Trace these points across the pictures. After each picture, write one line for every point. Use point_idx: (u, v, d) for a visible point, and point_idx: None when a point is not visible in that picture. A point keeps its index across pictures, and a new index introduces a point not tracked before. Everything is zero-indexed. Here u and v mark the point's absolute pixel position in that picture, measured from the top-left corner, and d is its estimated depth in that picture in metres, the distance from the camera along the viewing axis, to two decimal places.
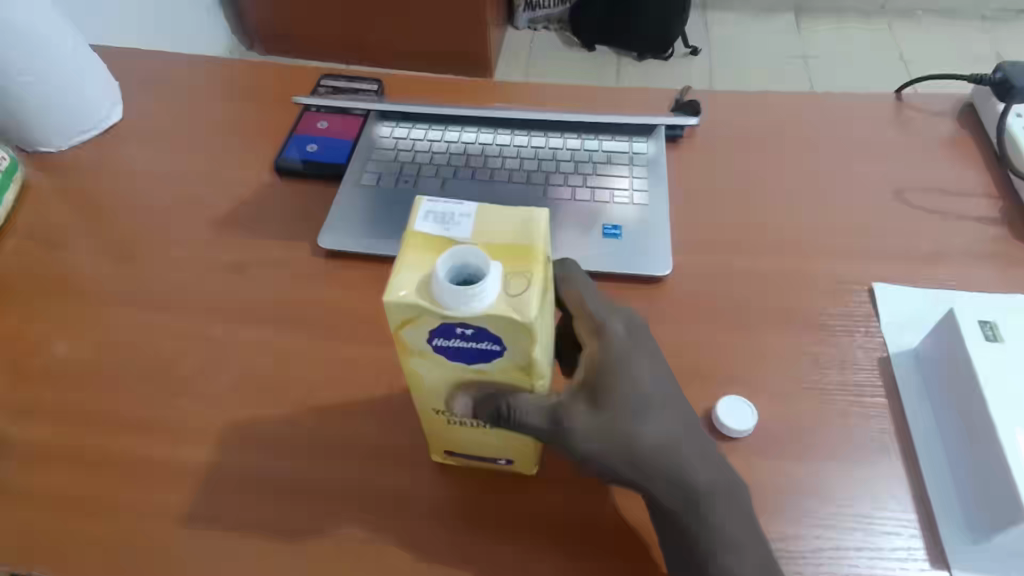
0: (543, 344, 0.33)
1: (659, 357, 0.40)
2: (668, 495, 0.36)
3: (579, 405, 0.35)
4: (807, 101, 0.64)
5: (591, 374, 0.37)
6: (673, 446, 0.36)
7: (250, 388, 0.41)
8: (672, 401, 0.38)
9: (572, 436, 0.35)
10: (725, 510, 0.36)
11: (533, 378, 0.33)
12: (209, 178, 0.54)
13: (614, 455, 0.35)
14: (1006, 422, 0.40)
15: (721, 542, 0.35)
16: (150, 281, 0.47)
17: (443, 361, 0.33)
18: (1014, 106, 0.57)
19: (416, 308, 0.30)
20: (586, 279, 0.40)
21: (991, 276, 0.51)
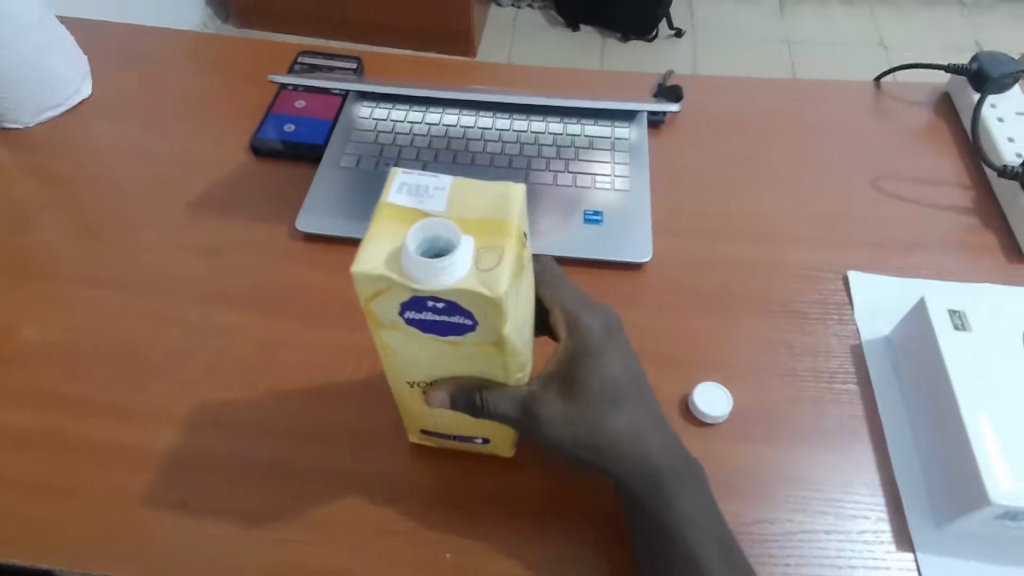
0: (522, 322, 0.30)
1: (632, 347, 0.39)
2: (635, 481, 0.36)
3: (554, 393, 0.35)
4: (790, 85, 0.62)
5: (562, 363, 0.36)
6: (641, 433, 0.37)
7: (228, 375, 0.44)
8: (640, 390, 0.38)
9: (543, 422, 0.35)
10: (691, 498, 0.36)
11: (513, 360, 0.31)
12: (182, 158, 0.57)
13: (585, 443, 0.35)
14: (970, 409, 0.37)
15: (683, 528, 0.35)
16: (141, 270, 0.50)
17: (416, 339, 0.30)
18: (990, 97, 0.57)
19: (382, 277, 0.27)
20: (560, 273, 0.39)
21: (961, 265, 0.49)
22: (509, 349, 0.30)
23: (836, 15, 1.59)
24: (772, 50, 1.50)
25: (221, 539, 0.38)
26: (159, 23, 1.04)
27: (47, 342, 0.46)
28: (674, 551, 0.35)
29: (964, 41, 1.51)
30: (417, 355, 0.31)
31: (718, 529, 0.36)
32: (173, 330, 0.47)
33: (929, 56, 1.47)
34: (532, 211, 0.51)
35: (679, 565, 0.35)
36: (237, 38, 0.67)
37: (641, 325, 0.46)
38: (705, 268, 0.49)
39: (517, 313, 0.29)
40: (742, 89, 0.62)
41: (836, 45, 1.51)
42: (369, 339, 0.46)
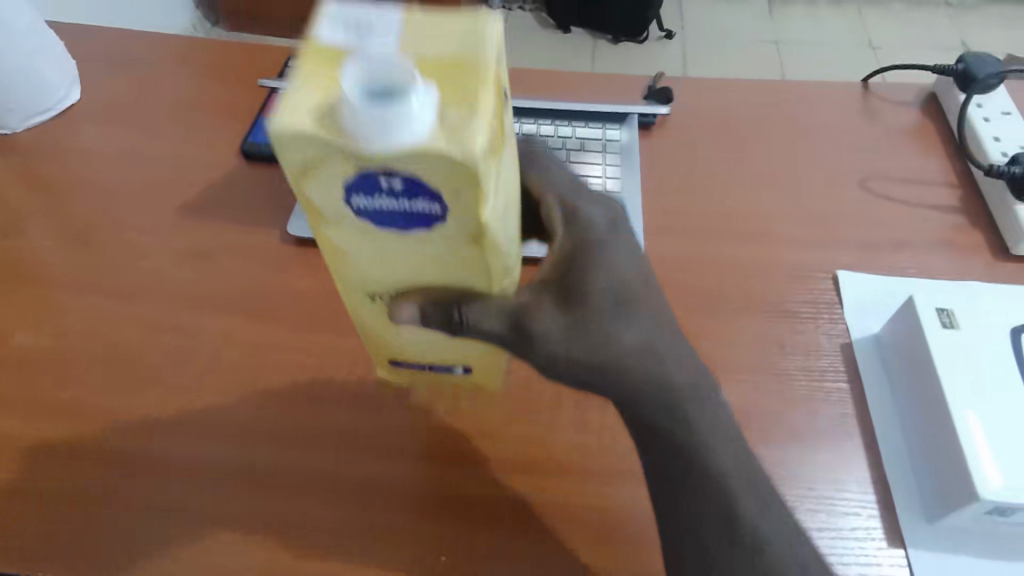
0: (501, 212, 0.27)
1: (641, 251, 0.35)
2: (646, 403, 0.33)
3: (547, 300, 0.31)
4: (779, 86, 0.62)
5: (557, 268, 0.32)
6: (649, 348, 0.33)
7: (221, 379, 0.44)
8: (653, 300, 0.34)
9: (534, 335, 0.31)
10: (707, 419, 0.34)
11: (491, 262, 0.28)
12: (172, 162, 0.57)
13: (583, 360, 0.32)
14: (959, 406, 0.38)
15: (700, 453, 0.34)
16: (133, 275, 0.50)
17: (373, 235, 0.28)
18: (976, 97, 0.57)
19: (319, 148, 0.24)
20: (553, 165, 0.35)
21: (949, 264, 0.50)
22: (487, 244, 0.27)
23: (825, 16, 1.61)
24: (762, 51, 1.51)
25: (214, 544, 0.38)
26: (150, 27, 1.04)
27: (37, 349, 0.46)
28: (693, 480, 0.33)
29: (951, 40, 1.52)
30: (382, 258, 0.29)
31: (735, 454, 0.34)
32: (166, 335, 0.46)
33: (917, 56, 1.49)
34: None
35: (695, 491, 0.33)
36: (227, 42, 0.67)
37: None
38: (697, 268, 0.49)
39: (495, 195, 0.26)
40: (732, 90, 0.62)
41: (825, 46, 1.52)
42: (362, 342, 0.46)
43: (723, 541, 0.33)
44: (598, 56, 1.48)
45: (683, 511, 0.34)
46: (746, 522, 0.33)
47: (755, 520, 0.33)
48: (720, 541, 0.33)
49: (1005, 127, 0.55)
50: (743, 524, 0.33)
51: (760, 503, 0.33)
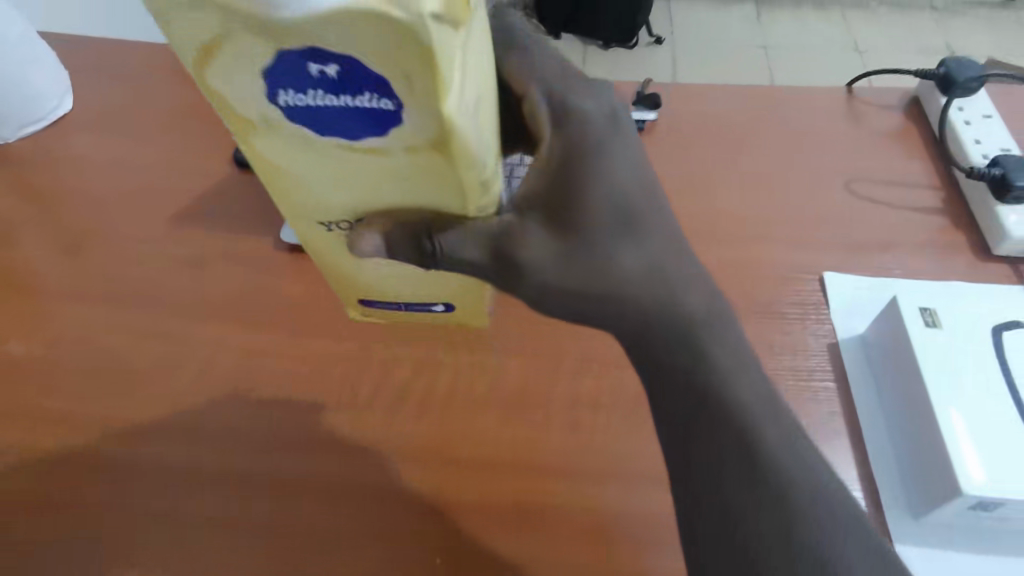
0: (470, 106, 0.25)
1: (647, 166, 0.36)
2: (645, 323, 0.35)
3: (535, 218, 0.32)
4: (765, 92, 0.63)
5: (550, 183, 0.33)
6: (652, 271, 0.35)
7: (215, 385, 0.44)
8: (657, 220, 0.36)
9: (523, 252, 0.32)
10: (722, 347, 0.35)
11: (462, 165, 0.26)
12: (165, 170, 0.57)
13: (586, 289, 0.34)
14: (942, 403, 0.39)
15: (724, 380, 0.34)
16: (126, 283, 0.50)
17: (319, 147, 0.27)
18: (958, 99, 0.59)
19: (236, 37, 0.23)
20: (539, 70, 0.36)
21: (932, 264, 0.50)
22: (455, 139, 0.25)
23: (812, 20, 1.63)
24: (751, 55, 1.53)
25: (208, 549, 0.38)
26: (145, 36, 1.05)
27: (30, 358, 0.46)
28: (710, 412, 0.33)
29: (936, 43, 1.55)
30: (336, 174, 0.28)
31: (756, 382, 0.35)
32: (159, 342, 0.47)
33: (903, 60, 1.51)
34: None
35: (709, 422, 0.33)
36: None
37: None
38: None
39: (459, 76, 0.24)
40: (719, 95, 0.63)
41: (812, 49, 1.54)
42: (355, 348, 0.46)
43: (744, 484, 0.32)
44: (589, 62, 1.50)
45: (696, 442, 0.33)
46: (764, 454, 0.32)
47: (773, 450, 0.33)
48: (734, 476, 0.32)
49: (985, 130, 0.57)
50: (764, 457, 0.32)
51: (784, 439, 0.33)
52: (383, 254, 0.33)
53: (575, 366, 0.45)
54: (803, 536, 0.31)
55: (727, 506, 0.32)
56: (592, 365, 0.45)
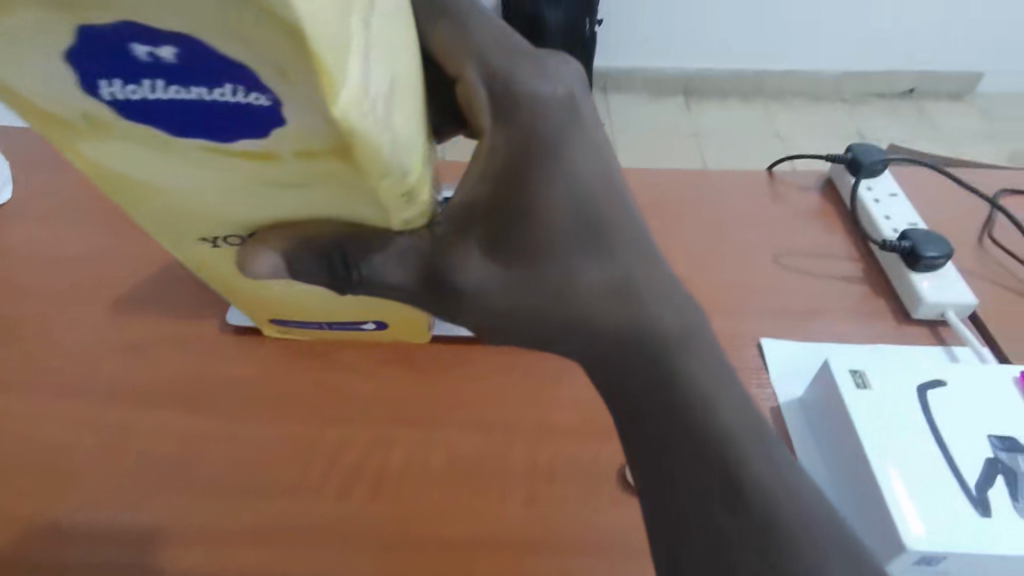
0: (372, 103, 0.22)
1: (609, 170, 0.37)
2: (607, 342, 0.35)
3: (478, 228, 0.33)
4: (694, 174, 0.68)
5: (493, 190, 0.33)
6: (620, 286, 0.35)
7: (152, 478, 0.42)
8: (622, 229, 0.36)
9: (466, 268, 0.33)
10: (701, 365, 0.35)
11: (370, 171, 0.23)
12: (106, 256, 0.56)
13: (551, 307, 0.34)
14: (879, 460, 0.40)
15: (704, 405, 0.33)
16: (59, 374, 0.48)
17: (180, 149, 0.24)
18: (866, 180, 0.65)
19: (13, 17, 0.19)
20: (481, 61, 0.36)
21: (859, 329, 0.54)
22: (356, 144, 0.21)
23: (737, 110, 1.77)
24: (684, 142, 1.64)
25: None
26: None
27: None
28: (690, 436, 0.33)
29: (847, 131, 1.70)
30: (207, 180, 0.26)
31: (739, 399, 0.34)
32: (92, 435, 0.44)
33: (820, 145, 1.65)
34: None
35: (688, 444, 0.33)
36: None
37: (576, 397, 0.47)
38: None
39: (350, 65, 0.20)
40: (653, 178, 0.67)
41: (739, 136, 1.67)
42: (305, 428, 0.45)
43: (727, 510, 0.31)
44: None
45: (673, 474, 0.32)
46: (752, 480, 0.32)
47: (766, 475, 0.32)
48: (717, 505, 0.31)
49: (892, 207, 0.62)
50: (751, 484, 0.32)
51: (774, 470, 0.33)
52: (286, 269, 0.32)
53: (529, 437, 0.45)
54: (803, 560, 0.30)
55: (716, 537, 0.31)
56: (545, 435, 0.45)
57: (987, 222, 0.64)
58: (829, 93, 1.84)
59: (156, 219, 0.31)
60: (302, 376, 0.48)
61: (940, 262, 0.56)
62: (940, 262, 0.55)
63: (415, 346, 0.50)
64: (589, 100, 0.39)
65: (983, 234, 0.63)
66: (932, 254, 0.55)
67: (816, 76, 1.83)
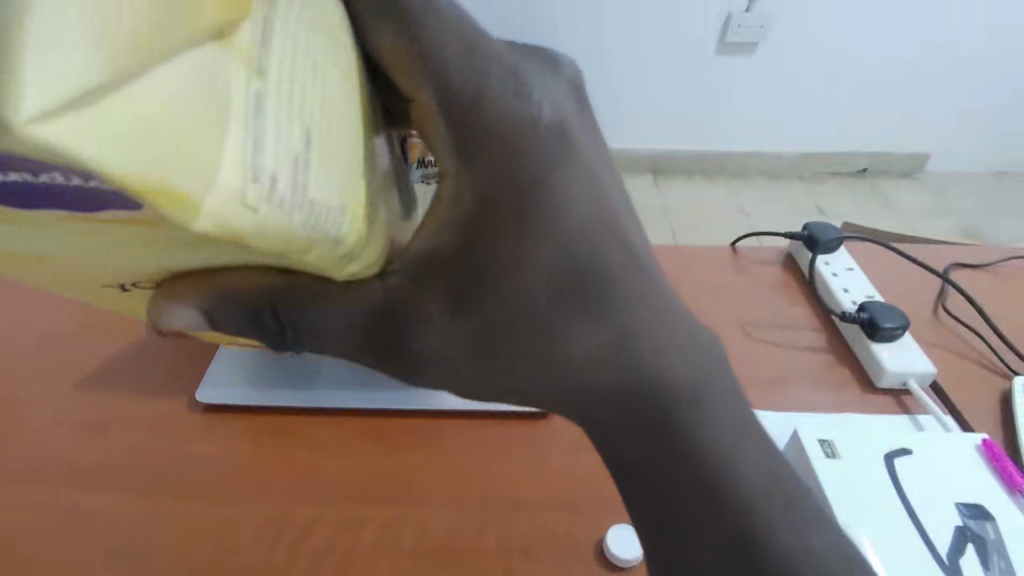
0: (272, 187, 0.18)
1: (609, 202, 0.32)
2: (598, 397, 0.32)
3: (437, 283, 0.30)
4: (661, 250, 0.71)
5: (458, 246, 0.30)
6: (616, 345, 0.31)
7: (107, 566, 0.40)
8: (624, 275, 0.31)
9: (427, 326, 0.31)
10: (719, 421, 0.31)
11: (291, 248, 0.20)
12: (78, 336, 0.56)
13: (534, 368, 0.32)
14: (851, 529, 0.41)
15: (717, 465, 0.30)
16: (17, 456, 0.46)
17: (46, 225, 0.20)
18: (822, 255, 0.69)
19: None
20: (443, 69, 0.29)
21: (827, 398, 0.55)
22: (254, 235, 0.18)
23: (703, 188, 1.86)
24: (654, 218, 1.70)
25: None
26: None
27: None
28: (702, 508, 0.30)
29: (807, 206, 1.79)
30: (74, 245, 0.22)
31: (757, 448, 0.31)
32: (48, 522, 0.42)
33: (783, 219, 1.72)
34: None
35: (700, 517, 0.30)
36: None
37: (551, 471, 0.47)
38: None
39: (221, 150, 0.16)
40: None
41: (706, 211, 1.74)
42: (275, 506, 0.44)
43: None
44: None
45: (681, 538, 0.30)
46: (774, 552, 0.29)
47: (790, 544, 0.30)
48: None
49: (850, 280, 0.65)
50: (770, 555, 0.29)
51: (796, 544, 0.30)
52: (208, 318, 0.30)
53: (505, 513, 0.44)
54: None
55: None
56: (523, 511, 0.44)
57: (939, 293, 0.68)
58: (788, 172, 1.95)
59: (59, 276, 0.29)
60: (274, 454, 0.47)
61: (898, 333, 0.58)
62: (899, 332, 0.58)
63: (389, 420, 0.50)
64: (575, 115, 0.34)
65: (937, 305, 0.66)
66: (890, 325, 0.57)
67: (775, 157, 1.94)
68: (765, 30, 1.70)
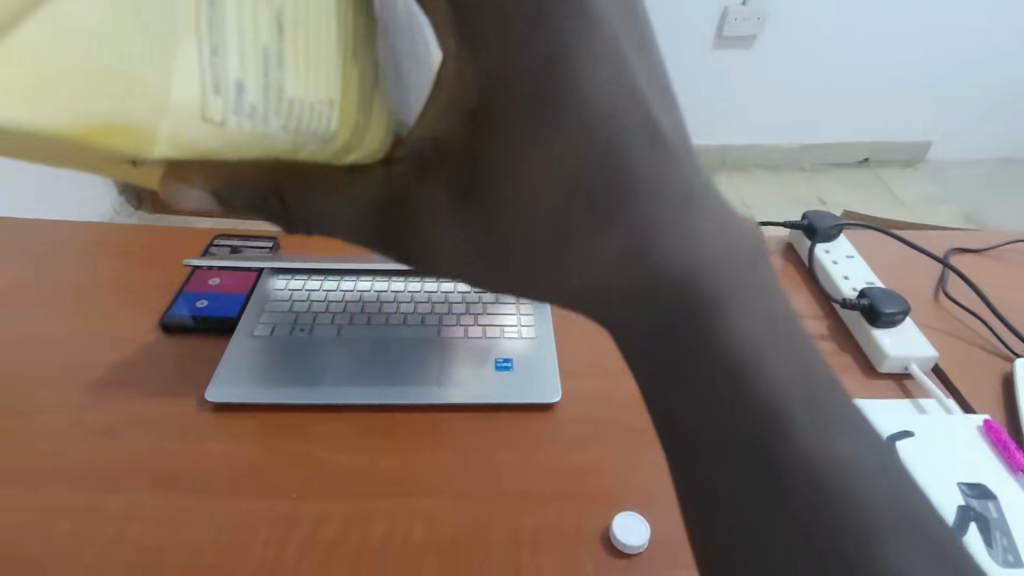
0: (244, 108, 0.22)
1: (640, 89, 0.26)
2: (613, 294, 0.28)
3: (444, 176, 0.27)
4: None
5: (462, 134, 0.26)
6: (635, 244, 0.27)
7: (121, 562, 0.41)
8: (654, 173, 0.27)
9: (433, 224, 0.28)
10: (757, 325, 0.27)
11: (283, 150, 0.25)
12: (88, 340, 0.57)
13: (545, 272, 0.28)
14: None
15: (743, 374, 0.26)
16: (30, 458, 0.47)
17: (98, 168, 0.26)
18: (821, 244, 0.69)
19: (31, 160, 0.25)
20: None
21: None
22: (238, 147, 0.23)
23: None
24: None
25: None
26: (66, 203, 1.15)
27: None
28: (727, 416, 0.26)
29: (809, 198, 1.79)
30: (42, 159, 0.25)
31: (795, 356, 0.27)
32: (62, 521, 0.43)
33: (786, 210, 1.72)
34: (442, 361, 0.54)
35: (727, 425, 0.26)
36: (159, 234, 0.72)
37: (555, 463, 0.48)
38: (610, 403, 0.53)
39: (175, 82, 0.21)
40: None
41: None
42: (284, 502, 0.44)
43: (763, 505, 0.26)
44: None
45: (694, 440, 0.27)
46: (799, 461, 0.26)
47: (819, 463, 0.26)
48: (751, 487, 0.26)
49: (850, 268, 0.66)
50: (797, 469, 0.26)
51: (829, 463, 0.26)
52: (218, 205, 0.29)
53: (511, 504, 0.45)
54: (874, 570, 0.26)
55: (749, 521, 0.26)
56: (528, 502, 0.45)
57: (939, 279, 0.68)
58: (789, 164, 1.95)
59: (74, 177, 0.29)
60: (281, 451, 0.48)
61: (899, 318, 0.58)
62: (899, 317, 0.58)
63: (396, 417, 0.51)
64: None
65: (938, 291, 0.67)
66: (890, 310, 0.58)
67: (776, 149, 1.94)
68: (762, 23, 1.71)
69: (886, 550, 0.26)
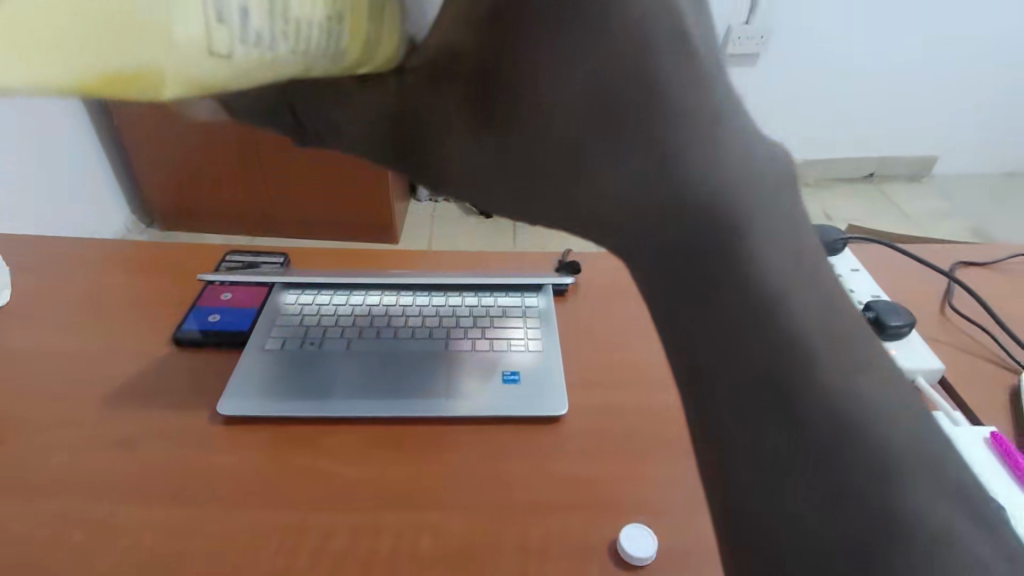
0: (256, 35, 0.22)
1: (680, 10, 0.30)
2: (630, 207, 0.31)
3: (456, 86, 0.34)
4: None
5: (482, 53, 0.32)
6: (659, 161, 0.30)
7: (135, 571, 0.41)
8: (683, 91, 0.30)
9: (450, 133, 0.35)
10: (781, 250, 0.28)
11: (291, 68, 0.25)
12: (103, 354, 0.58)
13: (574, 187, 0.33)
14: None
15: (765, 304, 0.27)
16: (46, 469, 0.47)
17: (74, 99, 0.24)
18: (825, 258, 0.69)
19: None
20: None
21: None
22: (249, 73, 0.23)
23: None
24: None
25: None
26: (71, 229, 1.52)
27: None
28: (745, 340, 0.27)
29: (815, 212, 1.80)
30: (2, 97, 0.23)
31: (818, 293, 0.27)
32: (78, 531, 0.43)
33: None
34: (450, 375, 0.55)
35: (749, 351, 0.27)
36: (170, 251, 0.73)
37: (563, 474, 0.48)
38: (616, 415, 0.53)
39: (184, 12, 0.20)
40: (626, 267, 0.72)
41: None
42: (294, 513, 0.45)
43: (783, 434, 0.26)
44: (520, 243, 1.75)
45: (710, 373, 0.27)
46: (816, 394, 0.26)
47: (841, 399, 0.26)
48: (770, 417, 0.26)
49: (855, 281, 0.66)
50: (818, 403, 0.26)
51: (853, 397, 0.26)
52: (227, 108, 0.31)
53: (518, 515, 0.45)
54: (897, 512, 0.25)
55: (765, 456, 0.26)
56: (536, 513, 0.45)
57: (943, 293, 0.69)
58: None
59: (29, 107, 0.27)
60: (292, 463, 0.48)
61: (905, 330, 0.58)
62: (905, 329, 0.58)
63: (403, 429, 0.51)
64: None
65: (943, 305, 0.67)
66: (896, 322, 0.58)
67: None
68: (766, 41, 1.71)
69: (911, 498, 0.25)
